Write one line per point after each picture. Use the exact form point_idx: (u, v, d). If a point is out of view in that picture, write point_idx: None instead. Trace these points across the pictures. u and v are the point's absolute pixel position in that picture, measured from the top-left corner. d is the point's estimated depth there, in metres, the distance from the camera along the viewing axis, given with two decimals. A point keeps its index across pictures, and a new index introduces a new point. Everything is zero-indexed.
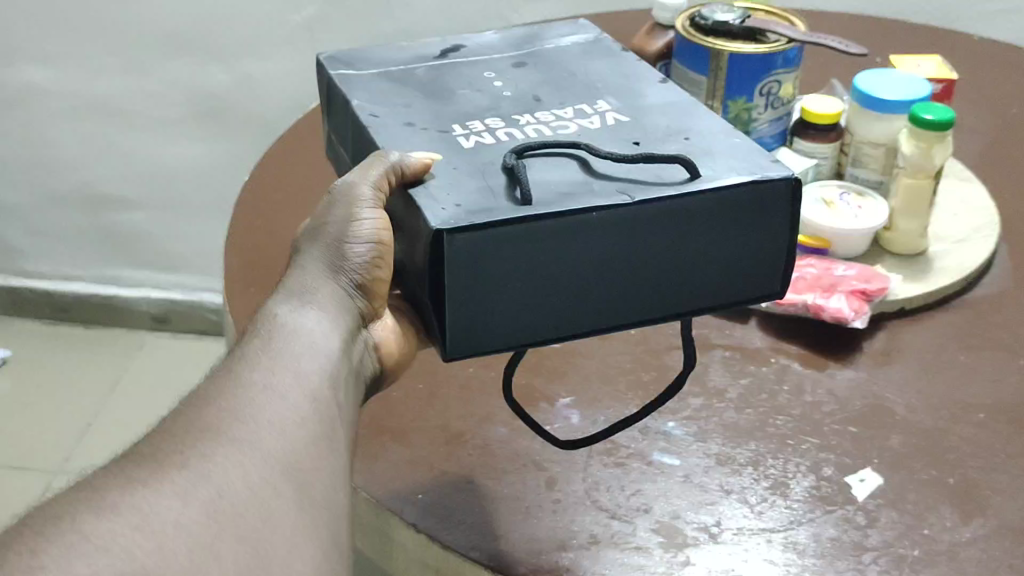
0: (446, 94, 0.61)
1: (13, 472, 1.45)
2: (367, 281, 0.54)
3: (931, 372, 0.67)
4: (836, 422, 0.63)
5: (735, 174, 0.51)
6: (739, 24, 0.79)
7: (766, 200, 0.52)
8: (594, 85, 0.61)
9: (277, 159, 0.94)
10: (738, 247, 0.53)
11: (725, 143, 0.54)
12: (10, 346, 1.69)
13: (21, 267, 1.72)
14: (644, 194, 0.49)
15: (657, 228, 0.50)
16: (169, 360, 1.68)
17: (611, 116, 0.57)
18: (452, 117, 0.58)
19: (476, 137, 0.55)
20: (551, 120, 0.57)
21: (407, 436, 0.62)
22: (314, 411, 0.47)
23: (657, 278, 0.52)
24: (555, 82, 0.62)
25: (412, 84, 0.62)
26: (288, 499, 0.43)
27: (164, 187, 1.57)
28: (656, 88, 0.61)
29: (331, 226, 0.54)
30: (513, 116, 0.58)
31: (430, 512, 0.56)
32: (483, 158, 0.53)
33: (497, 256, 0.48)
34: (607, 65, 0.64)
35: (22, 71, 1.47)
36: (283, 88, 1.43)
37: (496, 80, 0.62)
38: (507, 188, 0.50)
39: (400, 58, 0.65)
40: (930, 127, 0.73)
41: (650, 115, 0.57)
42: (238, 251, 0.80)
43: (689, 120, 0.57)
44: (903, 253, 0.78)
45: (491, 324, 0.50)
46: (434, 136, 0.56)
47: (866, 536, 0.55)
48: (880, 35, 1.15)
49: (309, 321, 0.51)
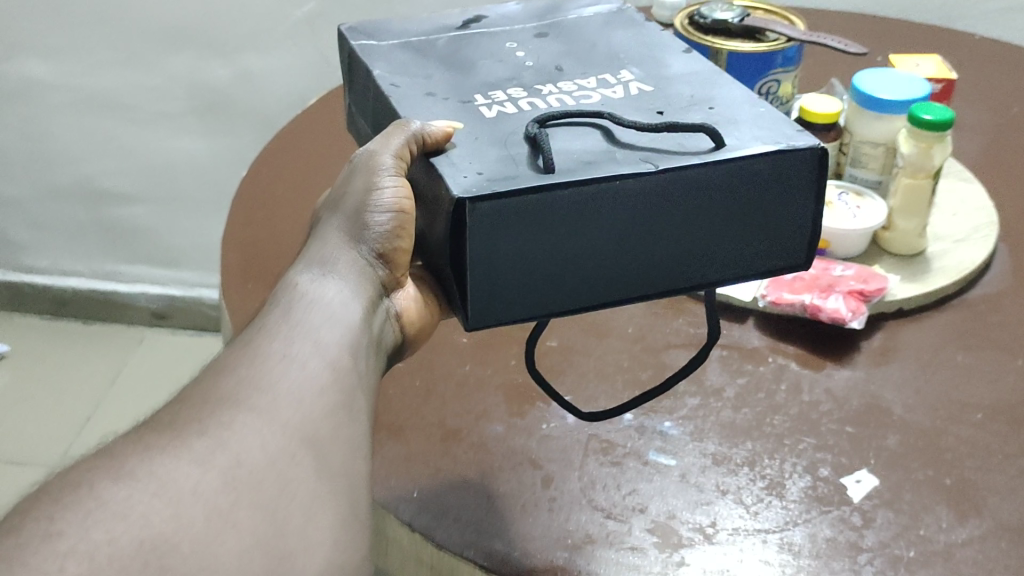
0: (468, 65, 0.60)
1: (9, 467, 1.45)
2: (389, 250, 0.55)
3: (929, 372, 0.67)
4: (833, 422, 0.63)
5: (760, 143, 0.51)
6: (738, 23, 0.79)
7: (789, 170, 0.51)
8: (616, 55, 0.61)
9: (287, 153, 0.94)
10: (763, 215, 0.53)
11: (748, 112, 0.54)
12: (10, 342, 1.70)
13: (21, 262, 1.72)
14: (669, 162, 0.49)
15: (679, 196, 0.50)
16: (169, 355, 1.69)
17: (634, 86, 0.57)
18: (474, 87, 0.58)
19: (499, 106, 0.55)
20: (574, 90, 0.57)
21: (403, 432, 0.62)
22: (336, 380, 0.47)
23: (682, 246, 0.52)
24: (577, 53, 0.62)
25: (432, 55, 0.62)
26: (307, 470, 0.43)
27: (165, 183, 1.57)
28: (683, 56, 0.60)
29: (353, 196, 0.55)
30: (535, 86, 0.57)
31: (425, 510, 0.56)
32: (505, 128, 0.53)
33: (519, 226, 0.48)
34: (630, 35, 0.64)
35: (24, 66, 1.47)
36: (284, 83, 1.43)
37: (519, 51, 0.62)
38: (530, 157, 0.50)
39: (422, 30, 0.65)
40: (930, 127, 0.72)
41: (674, 86, 0.57)
42: (237, 246, 0.80)
43: (712, 90, 0.56)
44: (901, 253, 0.78)
45: (512, 292, 0.51)
46: (454, 105, 0.56)
47: (861, 536, 0.55)
48: (877, 33, 1.15)
49: (330, 291, 0.51)
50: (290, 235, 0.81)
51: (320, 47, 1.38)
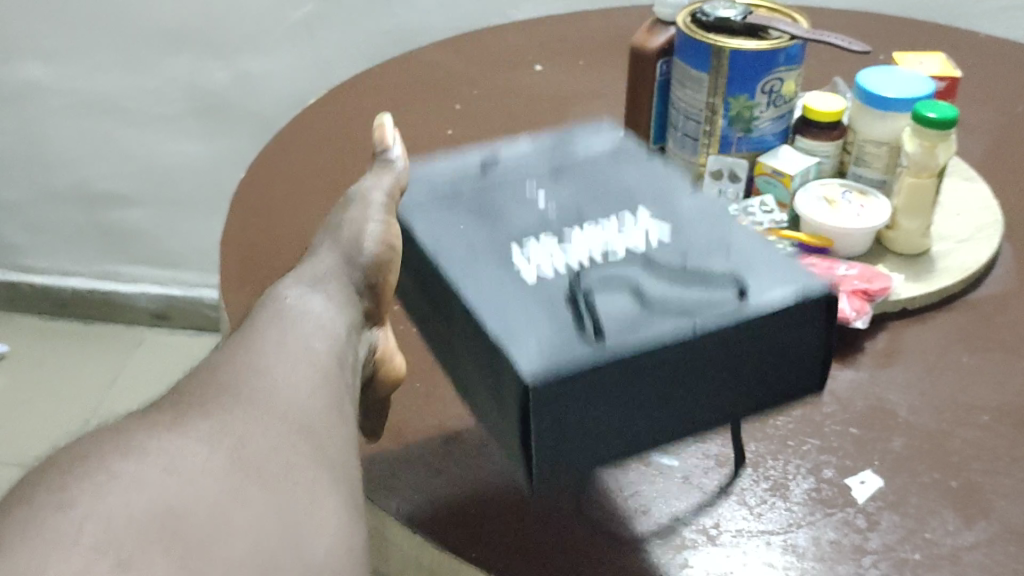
0: (496, 211, 0.57)
1: (10, 468, 1.45)
2: (377, 281, 0.60)
3: (934, 374, 0.67)
4: (837, 423, 0.62)
5: (779, 291, 0.50)
6: (741, 21, 0.78)
7: (801, 317, 0.50)
8: (631, 191, 0.59)
9: (290, 152, 0.94)
10: (787, 360, 0.52)
11: (765, 256, 0.53)
12: (9, 343, 1.69)
13: (20, 263, 1.71)
14: (704, 321, 0.48)
15: (714, 350, 0.49)
16: (168, 356, 1.68)
17: (653, 234, 0.55)
18: (507, 240, 0.55)
19: (536, 263, 0.53)
20: (598, 235, 0.55)
21: (404, 434, 0.62)
22: (326, 379, 0.52)
23: (732, 394, 0.52)
24: (593, 190, 0.59)
25: (461, 203, 0.58)
26: (305, 454, 0.47)
27: (164, 184, 1.57)
28: (693, 191, 0.58)
29: (349, 224, 0.62)
30: (564, 232, 0.55)
31: (427, 512, 0.56)
32: (546, 292, 0.51)
33: (573, 397, 0.47)
34: (641, 168, 0.60)
35: (22, 67, 1.46)
36: (283, 84, 1.43)
37: (537, 181, 0.59)
38: (578, 327, 0.48)
39: (447, 178, 0.61)
40: (933, 126, 0.71)
41: (692, 229, 0.55)
42: (237, 246, 0.80)
43: (730, 235, 0.55)
44: (904, 253, 0.77)
45: (569, 457, 0.49)
46: (493, 267, 0.53)
47: (867, 539, 0.54)
48: (881, 33, 1.14)
49: (314, 304, 0.57)
50: (292, 235, 0.81)
51: (320, 48, 1.38)
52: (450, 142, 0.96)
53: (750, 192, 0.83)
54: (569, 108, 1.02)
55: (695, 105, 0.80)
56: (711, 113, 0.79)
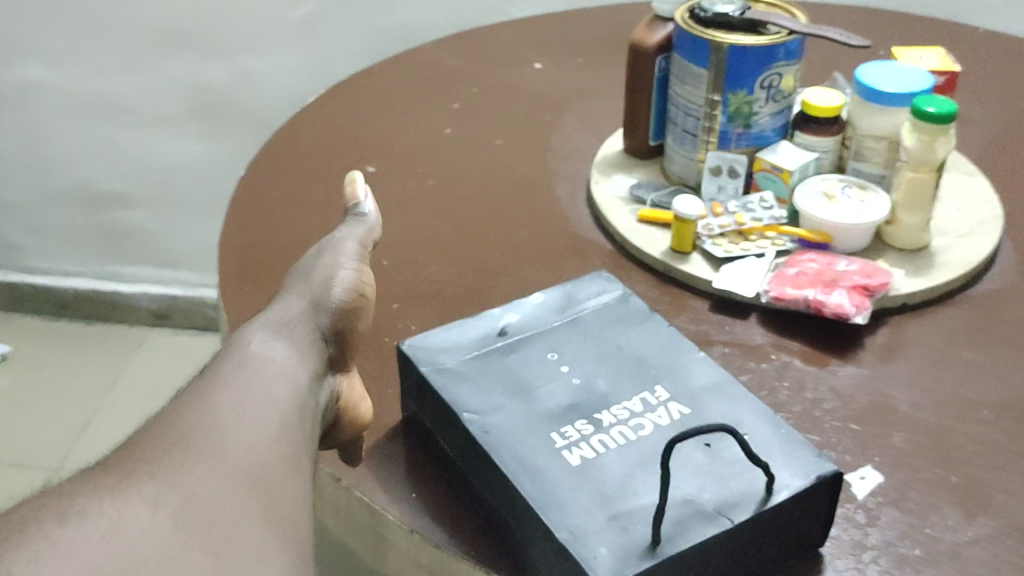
0: (527, 389, 0.57)
1: (14, 469, 1.45)
2: (343, 328, 0.61)
3: (935, 369, 0.66)
4: (837, 419, 0.62)
5: (798, 477, 0.50)
6: (739, 16, 0.77)
7: (816, 500, 0.51)
8: (646, 363, 0.59)
9: (288, 152, 0.93)
10: (804, 537, 0.52)
11: (784, 439, 0.53)
12: (11, 344, 1.69)
13: (20, 263, 1.71)
14: (743, 513, 0.49)
15: (750, 532, 0.49)
16: (170, 356, 1.68)
17: (675, 409, 0.55)
18: (545, 423, 0.54)
19: (579, 450, 0.52)
20: (626, 417, 0.55)
21: (401, 432, 0.62)
22: (283, 434, 0.53)
23: (780, 556, 0.52)
24: (609, 362, 0.59)
25: (495, 377, 0.58)
26: (254, 514, 0.48)
27: (163, 184, 1.56)
28: (702, 365, 0.58)
29: (318, 270, 0.63)
30: (594, 414, 0.55)
31: (425, 512, 0.56)
32: (598, 480, 0.51)
33: None
34: (643, 334, 0.61)
35: (21, 68, 1.46)
36: (283, 84, 1.43)
37: (563, 365, 0.59)
38: (635, 521, 0.48)
39: (472, 342, 0.61)
40: (931, 120, 0.71)
41: (707, 405, 0.55)
42: (236, 246, 0.79)
43: (743, 410, 0.55)
44: (905, 248, 0.77)
45: None
46: (539, 454, 0.52)
47: (866, 534, 0.54)
48: (880, 28, 1.13)
49: (278, 352, 0.57)
50: (290, 235, 0.81)
51: (319, 47, 1.38)
52: (448, 141, 0.96)
53: (750, 188, 0.82)
54: (567, 106, 1.02)
55: (694, 101, 0.80)
56: (710, 110, 0.79)
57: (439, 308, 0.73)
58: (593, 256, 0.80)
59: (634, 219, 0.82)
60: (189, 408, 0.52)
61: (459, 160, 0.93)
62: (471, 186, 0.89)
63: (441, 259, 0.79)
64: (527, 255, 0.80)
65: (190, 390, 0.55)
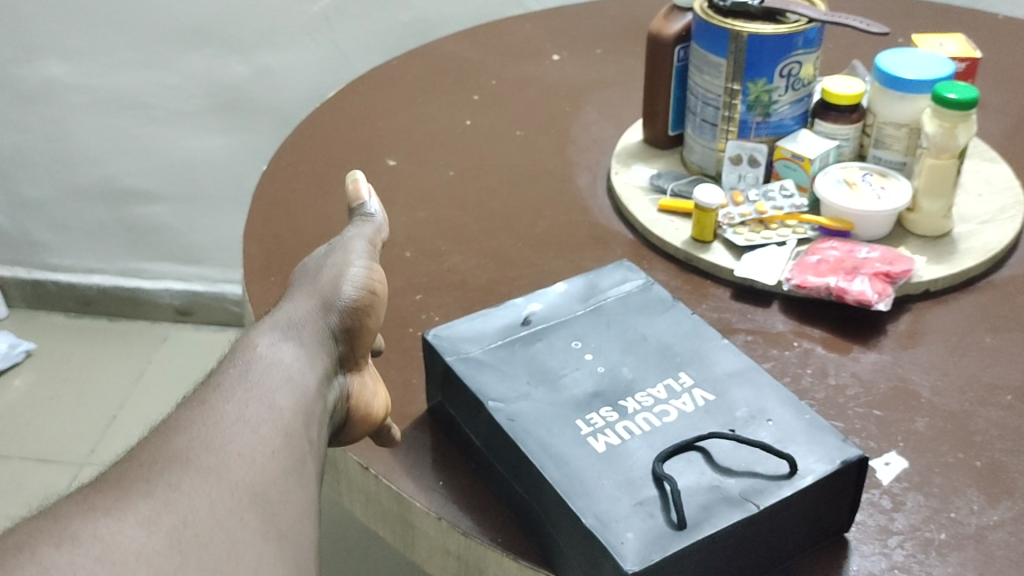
0: (553, 376, 0.58)
1: (41, 464, 1.47)
2: (354, 325, 0.61)
3: (958, 355, 0.66)
4: (860, 405, 0.62)
5: (821, 463, 0.51)
6: (759, 6, 0.78)
7: (840, 486, 0.51)
8: (670, 350, 0.59)
9: (310, 145, 0.94)
10: (828, 523, 0.52)
11: (807, 425, 0.53)
12: (35, 340, 1.71)
13: (43, 260, 1.72)
14: (769, 498, 0.49)
15: (774, 517, 0.50)
16: (192, 352, 1.69)
17: (699, 396, 0.56)
18: (570, 409, 0.55)
19: (604, 436, 0.53)
20: (651, 404, 0.55)
21: (427, 422, 0.62)
22: (286, 444, 0.54)
23: (808, 540, 0.52)
24: (634, 349, 0.60)
25: (520, 365, 0.58)
26: (252, 530, 0.50)
27: (184, 180, 1.58)
28: (725, 351, 0.59)
29: (327, 268, 0.64)
30: (619, 401, 0.56)
31: (452, 500, 0.57)
32: (625, 467, 0.51)
33: None
34: (667, 322, 0.61)
35: (44, 66, 1.48)
36: (303, 78, 1.44)
37: (586, 353, 0.59)
38: (661, 507, 0.49)
39: (497, 331, 0.61)
40: (953, 107, 0.71)
41: (731, 391, 0.56)
42: (260, 239, 0.80)
43: (768, 396, 0.55)
44: (927, 234, 0.77)
45: None
46: (565, 440, 0.53)
47: (892, 519, 0.54)
48: (899, 15, 1.13)
49: (286, 355, 0.59)
50: (313, 229, 0.82)
51: (337, 42, 1.40)
52: (468, 134, 0.96)
53: (771, 177, 0.83)
54: (586, 97, 1.02)
55: (712, 90, 0.80)
56: (729, 99, 0.80)
57: (462, 299, 0.74)
58: (613, 246, 0.80)
59: (655, 210, 0.82)
60: (206, 414, 0.54)
61: (479, 153, 0.93)
62: (491, 178, 0.89)
63: (462, 250, 0.80)
64: (548, 245, 0.80)
65: (210, 387, 0.56)
